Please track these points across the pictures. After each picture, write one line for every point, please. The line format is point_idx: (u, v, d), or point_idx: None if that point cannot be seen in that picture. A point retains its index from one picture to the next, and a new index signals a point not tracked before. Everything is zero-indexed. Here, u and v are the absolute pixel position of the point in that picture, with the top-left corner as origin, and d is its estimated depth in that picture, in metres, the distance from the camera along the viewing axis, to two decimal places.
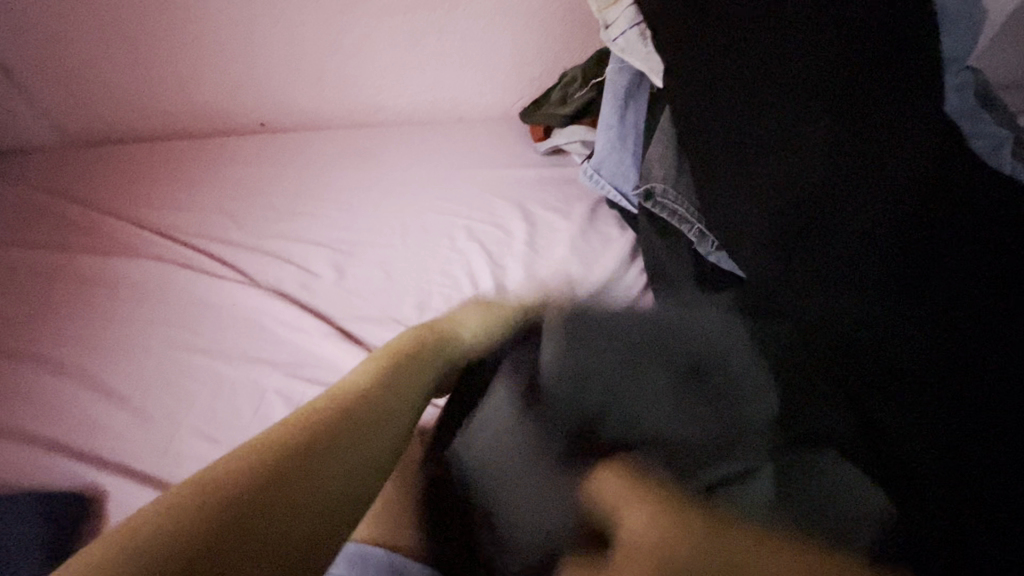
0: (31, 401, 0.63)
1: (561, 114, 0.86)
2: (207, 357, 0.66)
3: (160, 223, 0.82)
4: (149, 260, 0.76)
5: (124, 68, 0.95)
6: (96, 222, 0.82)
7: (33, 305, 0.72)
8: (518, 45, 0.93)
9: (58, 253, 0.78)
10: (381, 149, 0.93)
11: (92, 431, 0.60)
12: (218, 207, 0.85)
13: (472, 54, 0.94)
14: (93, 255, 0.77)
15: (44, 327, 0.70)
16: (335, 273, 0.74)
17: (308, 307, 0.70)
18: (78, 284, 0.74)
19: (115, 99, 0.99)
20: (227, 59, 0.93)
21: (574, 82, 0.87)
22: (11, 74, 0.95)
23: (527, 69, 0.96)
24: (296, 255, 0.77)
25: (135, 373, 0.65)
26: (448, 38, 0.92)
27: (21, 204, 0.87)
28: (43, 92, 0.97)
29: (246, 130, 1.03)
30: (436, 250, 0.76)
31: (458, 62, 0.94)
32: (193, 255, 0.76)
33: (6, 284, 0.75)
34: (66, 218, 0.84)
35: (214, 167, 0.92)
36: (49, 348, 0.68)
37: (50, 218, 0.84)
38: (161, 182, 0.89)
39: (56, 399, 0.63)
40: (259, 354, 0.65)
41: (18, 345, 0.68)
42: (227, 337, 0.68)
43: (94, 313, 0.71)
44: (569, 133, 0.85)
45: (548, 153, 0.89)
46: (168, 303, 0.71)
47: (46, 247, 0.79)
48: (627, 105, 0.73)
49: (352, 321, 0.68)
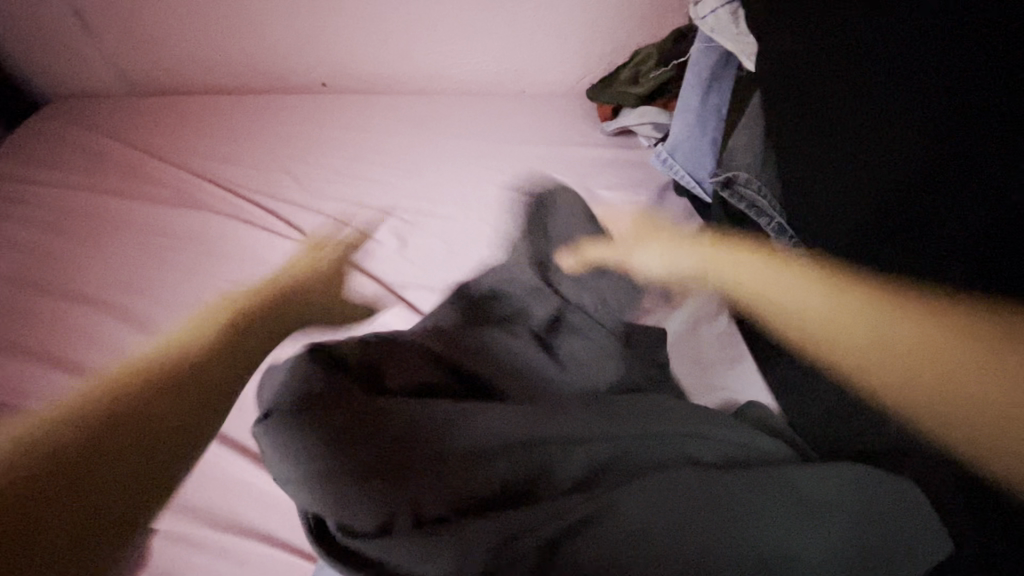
0: (96, 342, 0.64)
1: (632, 93, 0.84)
2: (270, 315, 0.66)
3: (221, 176, 0.83)
4: (211, 212, 0.76)
5: (190, 18, 0.94)
6: (160, 172, 0.83)
7: (99, 248, 0.73)
8: (591, 19, 0.90)
9: (122, 199, 0.79)
10: (442, 116, 0.91)
11: (155, 378, 0.61)
12: (279, 165, 0.84)
13: (543, 25, 0.91)
14: (156, 204, 0.78)
15: (100, 271, 0.71)
16: (397, 241, 0.73)
17: (369, 272, 0.69)
18: (134, 232, 0.75)
19: (173, 50, 0.99)
20: (294, 15, 0.92)
21: (648, 60, 0.84)
22: (81, 17, 0.96)
23: (599, 45, 0.93)
24: (357, 219, 0.76)
25: (196, 324, 0.65)
26: (519, 7, 0.89)
27: (87, 148, 0.88)
28: (110, 37, 0.98)
29: (304, 89, 1.02)
30: (497, 224, 0.74)
31: (527, 32, 0.92)
32: (256, 211, 0.76)
33: (72, 226, 0.76)
34: (130, 165, 0.84)
35: (271, 125, 0.91)
36: (113, 292, 0.69)
37: (116, 163, 0.85)
38: (222, 135, 0.89)
39: (119, 343, 0.63)
40: (320, 316, 0.65)
41: (85, 287, 0.69)
42: (280, 296, 0.67)
43: (156, 262, 0.71)
44: (637, 114, 0.83)
45: (613, 135, 0.86)
46: (223, 259, 0.71)
47: (112, 192, 0.80)
48: (710, 90, 0.70)
49: (413, 289, 0.67)
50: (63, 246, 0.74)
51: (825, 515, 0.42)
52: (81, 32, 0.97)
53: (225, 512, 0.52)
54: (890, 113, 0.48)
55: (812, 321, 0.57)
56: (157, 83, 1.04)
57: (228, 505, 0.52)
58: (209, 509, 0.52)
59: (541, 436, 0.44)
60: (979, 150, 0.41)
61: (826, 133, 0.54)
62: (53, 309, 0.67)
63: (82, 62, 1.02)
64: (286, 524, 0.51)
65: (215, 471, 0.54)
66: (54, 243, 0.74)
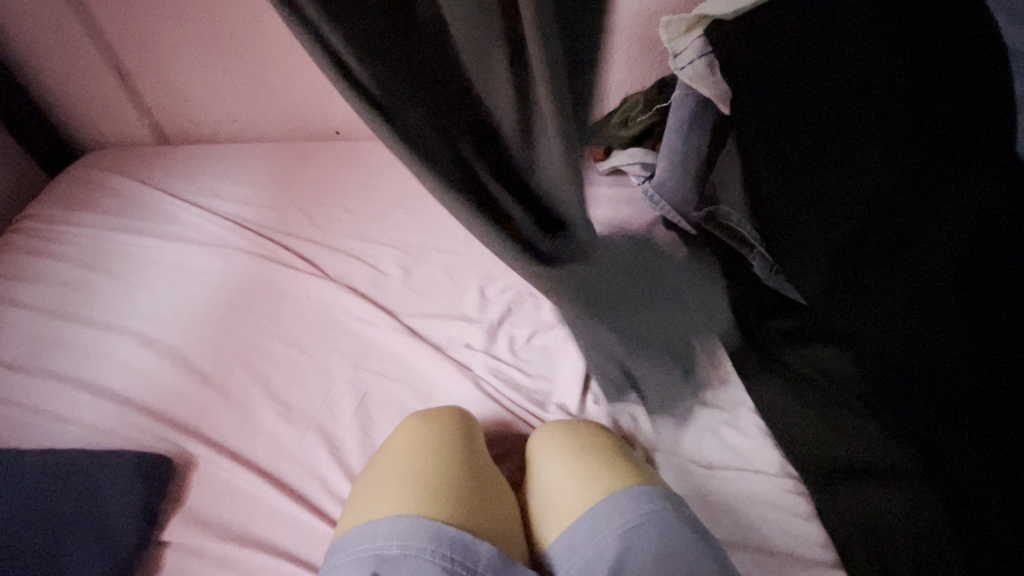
0: (114, 364, 0.68)
1: (624, 135, 0.90)
2: (283, 343, 0.69)
3: (228, 209, 0.86)
4: (228, 248, 0.79)
5: (166, 36, 0.84)
6: (165, 203, 0.87)
7: (112, 276, 0.78)
8: None
9: (137, 231, 0.83)
10: None
11: (173, 401, 0.65)
12: (293, 205, 0.87)
13: None
14: (164, 236, 0.82)
15: (123, 298, 0.75)
16: (401, 273, 0.76)
17: (377, 303, 0.73)
18: (148, 265, 0.78)
19: (163, 83, 0.92)
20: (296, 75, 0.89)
21: (637, 106, 0.90)
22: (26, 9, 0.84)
23: None
24: (365, 252, 0.80)
25: (213, 350, 0.69)
26: None
27: (94, 178, 0.92)
28: (61, 31, 0.86)
29: (316, 135, 0.99)
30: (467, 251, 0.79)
31: None
32: (276, 247, 0.79)
33: (85, 251, 0.81)
34: (137, 194, 0.89)
35: (283, 169, 0.92)
36: (127, 317, 0.73)
37: (124, 194, 0.89)
38: (227, 169, 0.93)
39: (131, 364, 0.68)
40: (331, 342, 0.69)
41: (99, 312, 0.74)
42: None
43: (172, 289, 0.75)
44: (629, 154, 0.88)
45: (608, 173, 0.91)
46: (235, 291, 0.75)
47: (124, 222, 0.85)
48: (691, 129, 0.73)
49: (417, 319, 0.72)
50: (77, 272, 0.78)
51: (781, 501, 0.59)
52: (27, 24, 0.86)
53: (235, 524, 0.57)
54: (857, 187, 0.60)
55: (797, 348, 0.67)
56: (150, 110, 0.97)
57: (239, 515, 0.57)
58: (226, 523, 0.57)
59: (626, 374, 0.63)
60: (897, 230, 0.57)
61: (828, 215, 0.61)
62: (71, 334, 0.71)
63: (71, 84, 0.94)
64: (291, 538, 0.55)
65: (228, 486, 0.59)
66: (68, 270, 0.78)
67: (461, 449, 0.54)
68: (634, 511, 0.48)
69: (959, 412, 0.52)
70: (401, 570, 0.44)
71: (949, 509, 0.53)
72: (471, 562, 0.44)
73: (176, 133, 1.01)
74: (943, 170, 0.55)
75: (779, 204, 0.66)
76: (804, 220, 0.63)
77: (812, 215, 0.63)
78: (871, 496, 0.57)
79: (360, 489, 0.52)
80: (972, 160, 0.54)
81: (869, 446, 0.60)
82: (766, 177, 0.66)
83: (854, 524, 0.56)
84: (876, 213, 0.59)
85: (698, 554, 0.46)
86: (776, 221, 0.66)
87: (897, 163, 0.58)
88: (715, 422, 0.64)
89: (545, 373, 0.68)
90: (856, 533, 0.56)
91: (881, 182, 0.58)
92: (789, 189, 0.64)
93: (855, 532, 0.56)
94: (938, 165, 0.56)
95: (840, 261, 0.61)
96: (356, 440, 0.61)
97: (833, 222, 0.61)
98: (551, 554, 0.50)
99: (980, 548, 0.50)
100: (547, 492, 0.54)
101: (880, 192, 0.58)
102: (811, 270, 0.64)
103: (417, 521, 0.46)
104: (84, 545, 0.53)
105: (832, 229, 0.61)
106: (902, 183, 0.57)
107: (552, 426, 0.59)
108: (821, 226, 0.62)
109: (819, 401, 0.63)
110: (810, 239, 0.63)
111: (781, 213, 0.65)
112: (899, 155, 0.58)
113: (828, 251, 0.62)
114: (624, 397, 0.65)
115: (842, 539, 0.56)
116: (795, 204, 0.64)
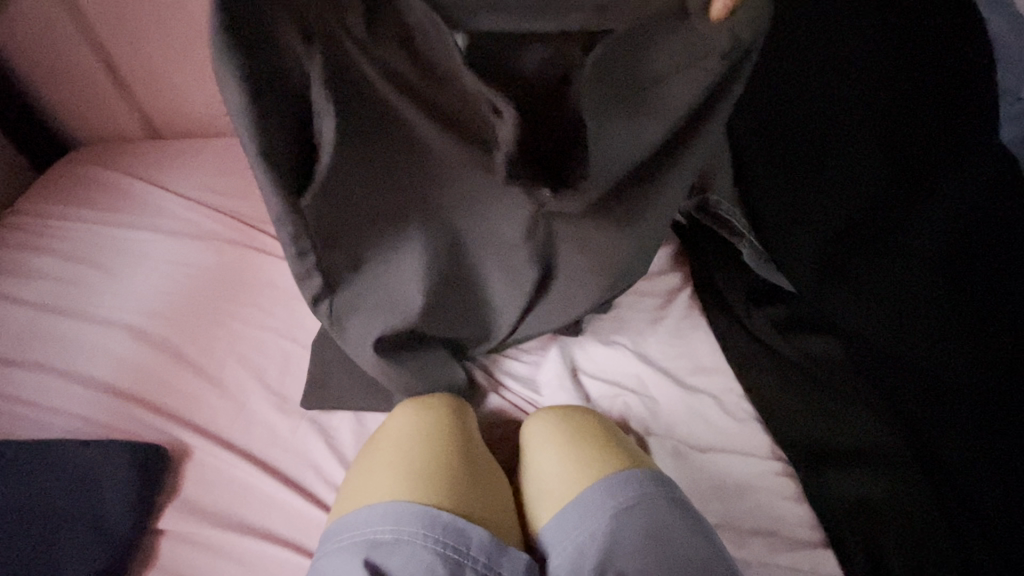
0: (109, 357, 0.68)
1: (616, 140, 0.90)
2: (275, 334, 0.69)
3: (219, 203, 0.86)
4: (223, 242, 0.80)
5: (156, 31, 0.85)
6: (156, 197, 0.87)
7: (103, 270, 0.78)
8: None
9: (128, 225, 0.83)
10: None
11: (170, 392, 0.65)
12: None
13: None
14: (155, 229, 0.82)
15: (116, 291, 0.75)
16: None
17: None
18: (141, 260, 0.78)
19: (151, 78, 0.92)
20: None
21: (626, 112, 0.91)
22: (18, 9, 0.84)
23: None
24: None
25: (207, 344, 0.69)
26: None
27: (84, 173, 0.92)
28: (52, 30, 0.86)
29: None
30: None
31: None
32: (268, 239, 0.80)
33: (77, 246, 0.81)
34: (127, 188, 0.89)
35: None
36: (120, 311, 0.73)
37: (114, 188, 0.89)
38: (217, 160, 0.93)
39: (125, 357, 0.68)
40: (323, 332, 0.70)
41: (91, 307, 0.73)
42: None
43: (164, 282, 0.75)
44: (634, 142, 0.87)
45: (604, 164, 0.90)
46: (227, 284, 0.75)
47: (116, 218, 0.84)
48: None
49: None
50: (69, 267, 0.78)
51: (765, 482, 0.59)
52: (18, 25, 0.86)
53: (230, 514, 0.57)
54: (851, 167, 0.60)
55: (784, 336, 0.67)
56: (140, 105, 0.97)
57: (234, 505, 0.57)
58: (222, 512, 0.57)
59: (594, 385, 0.66)
60: (887, 220, 0.60)
61: (817, 198, 0.62)
62: (64, 328, 0.71)
63: (63, 78, 0.94)
64: (289, 526, 0.56)
65: (223, 477, 0.59)
66: (60, 265, 0.78)
67: (453, 438, 0.54)
68: (623, 493, 0.49)
69: (958, 390, 0.56)
70: (394, 558, 0.44)
71: (939, 493, 0.54)
72: (464, 548, 0.45)
73: (165, 127, 1.01)
74: (938, 164, 0.58)
75: (765, 184, 0.65)
76: (792, 202, 0.63)
77: (803, 197, 0.63)
78: (867, 486, 0.56)
79: (353, 477, 0.53)
80: (970, 145, 0.58)
81: (863, 432, 0.59)
82: (759, 159, 0.65)
83: (847, 512, 0.56)
84: (866, 197, 0.60)
85: (687, 533, 0.46)
86: (767, 200, 0.65)
87: (896, 148, 0.59)
88: (704, 408, 0.64)
89: (536, 360, 0.69)
90: (847, 527, 0.55)
91: (874, 167, 0.60)
92: (779, 168, 0.64)
93: (845, 525, 0.55)
94: (935, 150, 0.58)
95: (829, 242, 0.62)
96: (350, 429, 0.62)
97: (823, 205, 0.62)
98: (542, 538, 0.50)
99: (967, 525, 0.51)
100: (539, 478, 0.54)
101: (869, 175, 0.60)
102: (802, 252, 0.63)
103: (409, 507, 0.46)
104: (79, 533, 0.53)
105: (827, 211, 0.61)
106: (895, 169, 0.59)
107: (544, 413, 0.59)
108: (811, 207, 0.62)
109: (811, 393, 0.63)
110: (799, 222, 0.63)
111: (772, 193, 0.64)
112: (892, 139, 0.59)
113: (818, 232, 0.62)
114: (615, 384, 0.66)
115: (838, 533, 0.55)
116: (790, 185, 0.63)
